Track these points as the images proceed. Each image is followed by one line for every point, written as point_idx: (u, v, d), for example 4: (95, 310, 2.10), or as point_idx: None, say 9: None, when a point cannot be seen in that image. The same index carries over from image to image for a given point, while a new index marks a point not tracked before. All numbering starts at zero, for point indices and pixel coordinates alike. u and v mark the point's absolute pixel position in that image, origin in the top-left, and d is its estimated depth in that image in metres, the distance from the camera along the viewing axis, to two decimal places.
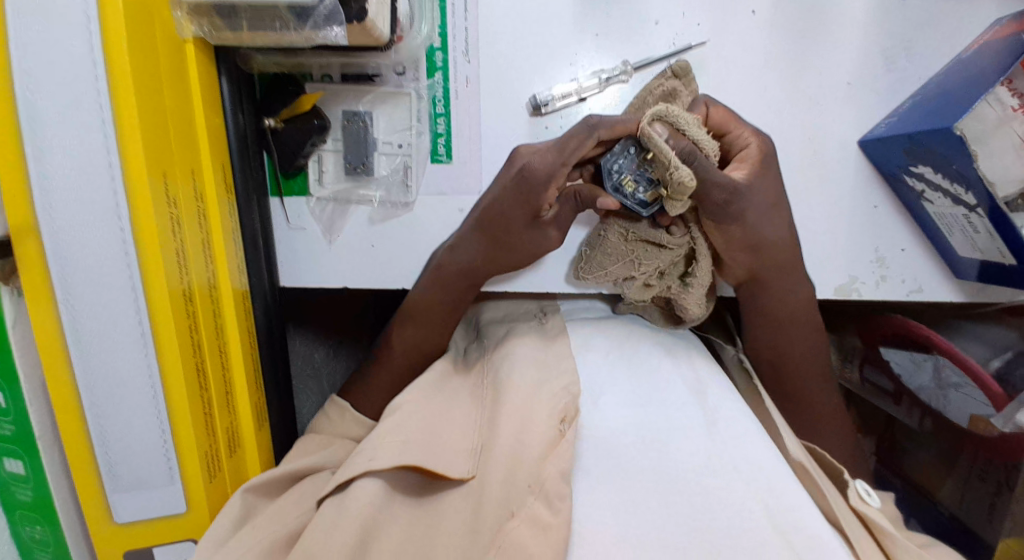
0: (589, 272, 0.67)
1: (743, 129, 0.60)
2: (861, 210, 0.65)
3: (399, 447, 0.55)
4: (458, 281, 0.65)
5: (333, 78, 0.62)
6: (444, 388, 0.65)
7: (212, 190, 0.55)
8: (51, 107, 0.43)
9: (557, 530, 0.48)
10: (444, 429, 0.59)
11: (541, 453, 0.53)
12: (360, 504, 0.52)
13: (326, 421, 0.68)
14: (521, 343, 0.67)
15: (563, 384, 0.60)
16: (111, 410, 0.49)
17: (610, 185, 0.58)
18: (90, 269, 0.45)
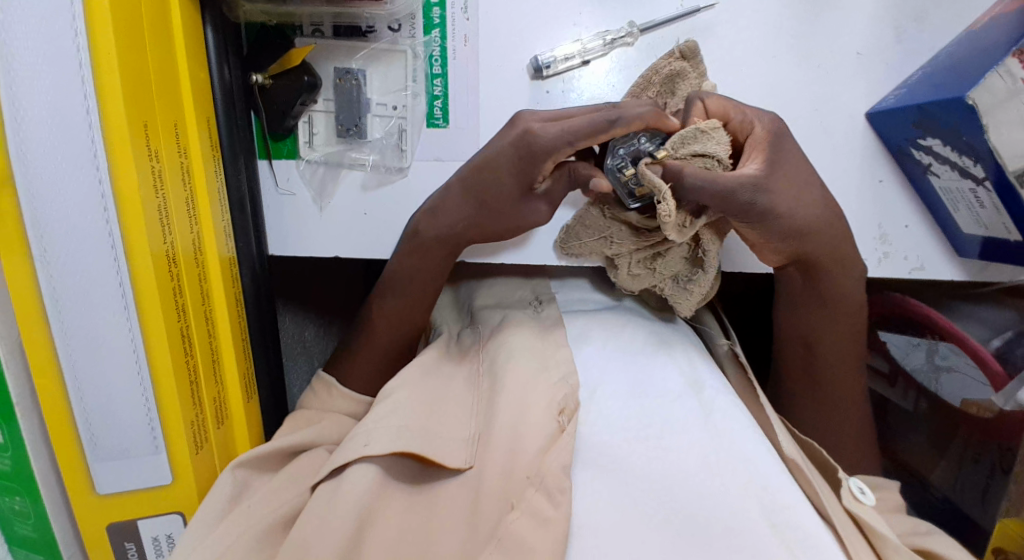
0: (570, 247, 0.67)
1: (748, 115, 0.56)
2: (866, 184, 0.64)
3: (394, 433, 0.55)
4: (437, 248, 0.62)
5: (325, 33, 0.59)
6: (437, 373, 0.65)
7: (197, 148, 0.52)
8: (22, 47, 0.40)
9: (558, 523, 0.47)
10: (442, 418, 0.58)
11: (540, 449, 0.52)
12: (356, 489, 0.52)
13: (312, 396, 0.67)
14: (517, 332, 0.66)
15: (562, 373, 0.60)
16: (93, 373, 0.47)
17: (609, 168, 0.56)
18: (69, 226, 0.43)
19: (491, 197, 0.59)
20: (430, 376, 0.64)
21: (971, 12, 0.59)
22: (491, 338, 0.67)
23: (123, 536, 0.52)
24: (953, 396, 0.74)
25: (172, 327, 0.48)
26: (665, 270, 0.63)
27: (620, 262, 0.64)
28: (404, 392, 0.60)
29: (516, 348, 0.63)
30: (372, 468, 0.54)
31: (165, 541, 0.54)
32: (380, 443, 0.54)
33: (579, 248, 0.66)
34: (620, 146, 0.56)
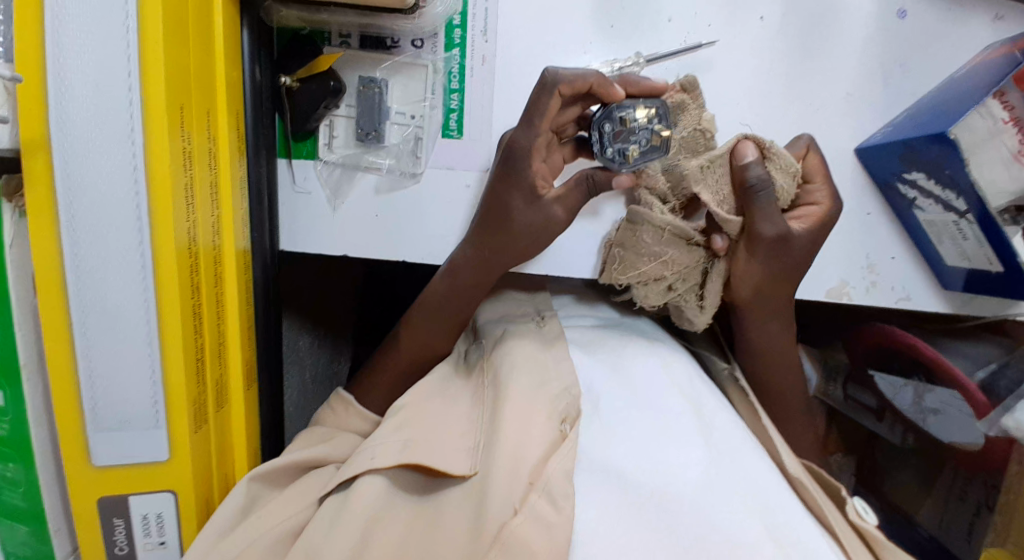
0: (622, 273, 0.66)
1: (822, 188, 0.63)
2: (856, 215, 0.67)
3: (399, 447, 0.57)
4: (470, 276, 0.66)
5: (352, 43, 0.63)
6: (447, 391, 0.66)
7: (224, 138, 0.55)
8: (76, 24, 0.43)
9: (562, 529, 0.47)
10: (444, 428, 0.59)
11: (543, 454, 0.53)
12: (366, 499, 0.53)
13: (332, 414, 0.70)
14: (519, 344, 0.66)
15: (563, 385, 0.61)
16: (103, 341, 0.48)
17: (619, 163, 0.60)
18: (99, 196, 0.45)
19: (503, 219, 0.62)
20: (441, 394, 0.65)
21: (952, 63, 0.64)
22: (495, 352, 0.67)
23: (113, 513, 0.52)
24: (942, 435, 0.75)
25: (186, 304, 0.50)
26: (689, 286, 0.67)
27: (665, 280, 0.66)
28: (412, 408, 0.62)
29: (522, 360, 0.64)
30: (378, 480, 0.55)
31: (154, 521, 0.54)
32: (386, 456, 0.56)
33: (633, 275, 0.65)
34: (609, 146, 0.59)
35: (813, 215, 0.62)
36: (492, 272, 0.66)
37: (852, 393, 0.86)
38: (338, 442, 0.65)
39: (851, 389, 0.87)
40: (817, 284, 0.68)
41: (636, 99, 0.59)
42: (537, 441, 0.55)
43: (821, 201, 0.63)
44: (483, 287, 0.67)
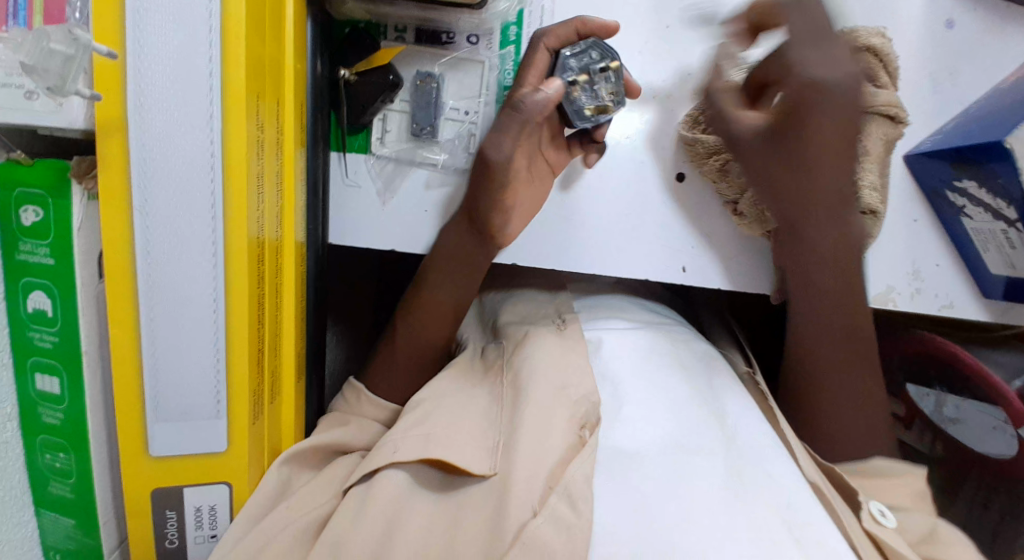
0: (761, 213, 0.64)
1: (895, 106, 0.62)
2: (902, 221, 0.67)
3: (422, 443, 0.56)
4: (457, 268, 0.65)
5: (407, 38, 0.63)
6: (466, 392, 0.64)
7: (289, 127, 0.54)
8: (157, 4, 0.42)
9: (581, 529, 0.48)
10: (462, 427, 0.58)
11: (562, 457, 0.54)
12: (388, 495, 0.54)
13: (344, 404, 0.68)
14: (541, 347, 0.66)
15: (582, 392, 0.60)
16: (169, 327, 0.47)
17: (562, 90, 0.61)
18: (174, 182, 0.45)
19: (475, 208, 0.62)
20: (460, 391, 0.64)
21: (998, 74, 0.65)
22: (518, 353, 0.66)
23: (166, 504, 0.51)
24: (970, 441, 0.77)
25: (252, 292, 0.49)
26: None
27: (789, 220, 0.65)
28: (433, 404, 0.62)
29: (541, 366, 0.62)
30: (400, 475, 0.56)
31: (207, 514, 0.53)
32: (408, 451, 0.56)
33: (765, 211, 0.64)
34: (570, 59, 0.60)
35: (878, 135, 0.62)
36: (476, 260, 0.65)
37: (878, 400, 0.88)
38: (354, 426, 0.63)
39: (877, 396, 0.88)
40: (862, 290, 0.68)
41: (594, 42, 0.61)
42: (559, 443, 0.55)
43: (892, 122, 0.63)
44: (476, 273, 0.66)
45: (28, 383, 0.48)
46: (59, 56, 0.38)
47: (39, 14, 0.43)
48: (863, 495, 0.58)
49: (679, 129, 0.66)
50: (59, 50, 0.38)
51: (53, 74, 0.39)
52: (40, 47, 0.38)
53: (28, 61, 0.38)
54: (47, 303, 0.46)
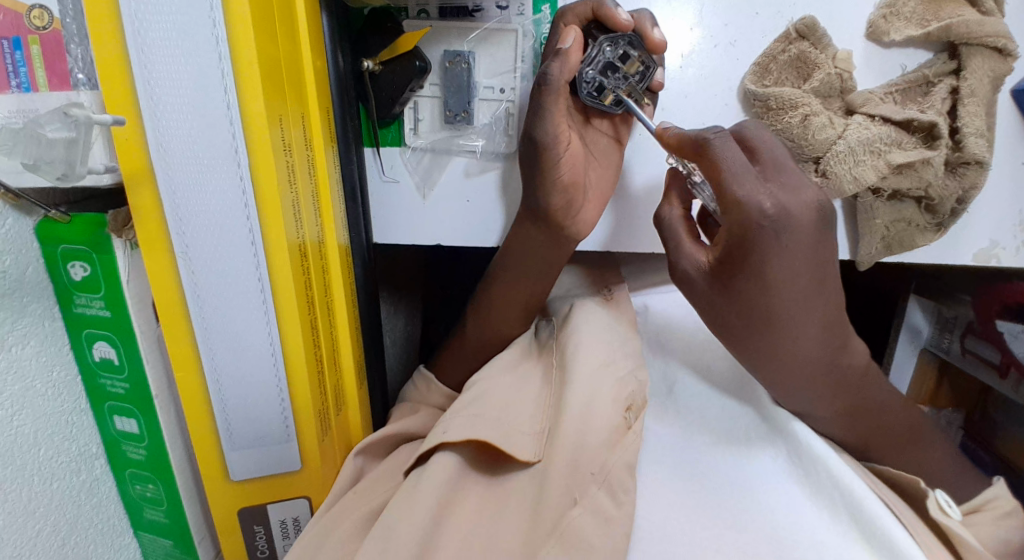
0: (841, 182, 0.55)
1: (1002, 32, 0.53)
2: (1005, 166, 0.59)
3: (470, 421, 0.54)
4: (525, 263, 0.63)
5: (431, 15, 0.57)
6: (518, 368, 0.63)
7: (319, 137, 0.51)
8: (161, 39, 0.39)
9: (622, 522, 0.48)
10: (518, 408, 0.56)
11: (608, 442, 0.53)
12: (438, 477, 0.51)
13: (415, 391, 0.69)
14: (588, 318, 0.63)
15: (629, 368, 0.59)
16: (229, 364, 0.47)
17: (590, 97, 0.56)
18: (210, 222, 0.43)
19: (535, 202, 0.58)
20: (514, 369, 0.62)
21: None
22: (564, 331, 0.63)
23: (253, 521, 0.54)
24: None
25: (303, 318, 0.48)
26: (920, 180, 0.55)
27: (883, 185, 0.56)
28: (484, 384, 0.59)
29: (588, 342, 0.60)
30: (452, 457, 0.53)
31: (291, 525, 0.55)
32: (456, 430, 0.53)
33: (853, 171, 0.54)
34: (587, 68, 0.55)
35: (979, 71, 0.54)
36: (543, 263, 0.63)
37: (971, 346, 0.81)
38: (420, 416, 0.64)
39: (969, 342, 0.81)
40: (958, 248, 0.61)
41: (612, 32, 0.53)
42: (601, 426, 0.53)
43: (1000, 55, 0.54)
44: (545, 267, 0.64)
45: (107, 422, 0.50)
46: (61, 143, 0.38)
47: (40, 68, 0.40)
48: (925, 482, 0.52)
49: (743, 82, 0.57)
50: (60, 135, 0.38)
51: (58, 163, 0.38)
52: (38, 136, 0.38)
53: (28, 159, 0.38)
54: (113, 352, 0.47)
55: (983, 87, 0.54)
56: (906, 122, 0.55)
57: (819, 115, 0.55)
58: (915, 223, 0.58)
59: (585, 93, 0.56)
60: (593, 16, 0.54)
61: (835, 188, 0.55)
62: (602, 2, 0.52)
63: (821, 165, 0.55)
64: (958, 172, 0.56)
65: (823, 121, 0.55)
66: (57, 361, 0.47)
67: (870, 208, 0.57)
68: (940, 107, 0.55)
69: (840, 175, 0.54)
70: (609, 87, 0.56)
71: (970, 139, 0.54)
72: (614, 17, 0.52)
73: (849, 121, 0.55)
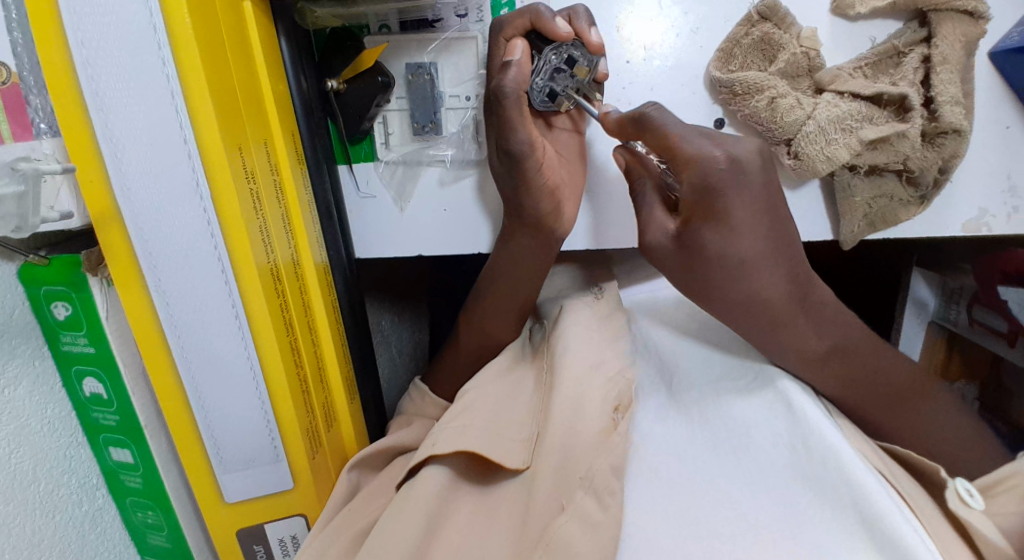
0: (812, 163, 0.54)
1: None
2: (989, 128, 0.57)
3: (460, 432, 0.54)
4: (508, 271, 0.63)
5: (393, 29, 0.57)
6: (510, 375, 0.63)
7: (285, 161, 0.52)
8: (112, 82, 0.39)
9: (609, 528, 0.47)
10: (508, 418, 0.57)
11: (596, 444, 0.51)
12: (428, 490, 0.52)
13: (410, 402, 0.70)
14: (577, 322, 0.63)
15: (618, 367, 0.58)
16: (212, 390, 0.48)
17: (545, 105, 0.57)
18: (179, 254, 0.44)
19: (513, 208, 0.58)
20: (504, 377, 0.63)
21: None
22: (553, 335, 0.63)
23: (252, 539, 0.55)
24: None
25: (281, 340, 0.49)
26: (897, 154, 0.54)
27: (859, 162, 0.54)
28: (476, 394, 0.59)
29: (574, 345, 0.60)
30: (440, 470, 0.54)
31: (290, 541, 0.56)
32: (446, 443, 0.54)
33: (826, 151, 0.53)
34: (536, 78, 0.55)
35: (950, 38, 0.52)
36: (528, 271, 0.63)
37: (977, 316, 0.78)
38: (416, 427, 0.64)
39: (976, 312, 0.79)
40: (948, 217, 0.59)
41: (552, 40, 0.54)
42: (588, 433, 0.52)
43: (971, 19, 0.53)
44: (531, 274, 0.63)
45: (105, 454, 0.52)
46: (10, 198, 0.39)
47: (3, 121, 0.41)
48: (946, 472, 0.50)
49: (708, 69, 0.56)
50: (9, 191, 0.39)
51: (12, 215, 0.39)
52: None
53: None
54: (101, 387, 0.48)
55: (957, 53, 0.52)
56: (876, 96, 0.53)
57: (786, 97, 0.54)
58: (897, 197, 0.57)
59: (539, 101, 0.57)
60: (532, 25, 0.54)
61: (808, 169, 0.54)
62: (539, 12, 0.53)
63: (792, 147, 0.54)
64: (936, 142, 0.54)
65: (791, 102, 0.54)
66: (50, 399, 0.48)
67: (848, 186, 0.56)
68: (911, 78, 0.53)
69: (812, 155, 0.53)
70: (561, 91, 0.56)
71: (944, 107, 0.53)
72: (555, 29, 0.52)
73: (817, 100, 0.54)
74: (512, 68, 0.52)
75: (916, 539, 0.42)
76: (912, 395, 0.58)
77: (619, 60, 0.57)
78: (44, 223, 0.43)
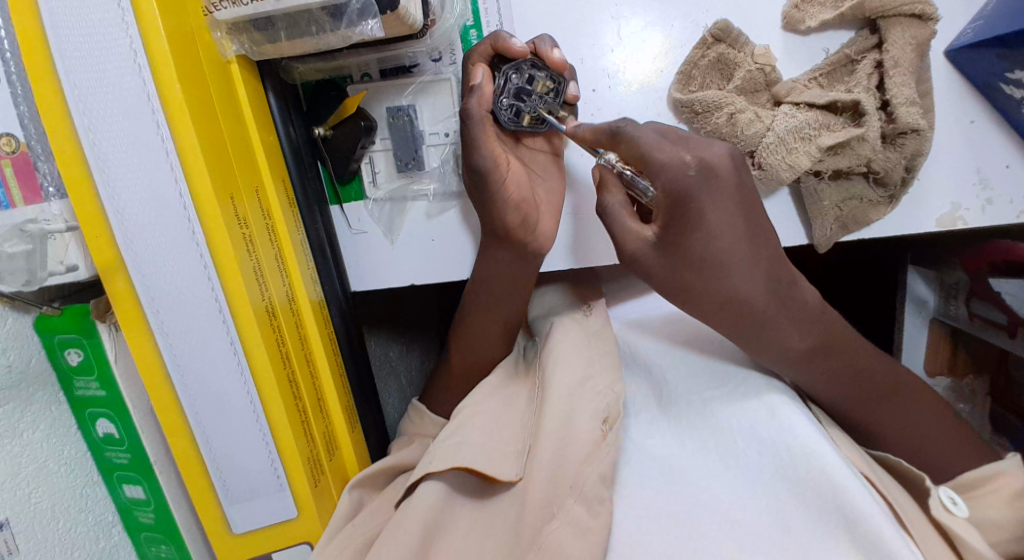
0: (773, 172, 0.56)
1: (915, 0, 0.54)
2: (953, 126, 0.59)
3: (455, 449, 0.56)
4: (495, 294, 0.65)
5: (374, 77, 0.61)
6: (505, 391, 0.65)
7: (276, 206, 0.56)
8: (113, 145, 0.43)
9: (597, 533, 0.50)
10: (501, 433, 0.58)
11: (585, 453, 0.54)
12: (424, 506, 0.53)
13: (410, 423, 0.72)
14: (563, 334, 0.64)
15: (606, 381, 0.59)
16: (217, 424, 0.51)
17: (513, 123, 0.59)
18: (179, 298, 0.48)
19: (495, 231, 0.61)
20: (500, 393, 0.64)
21: None
22: (545, 349, 0.63)
23: None
24: None
25: (279, 374, 0.52)
26: (858, 158, 0.56)
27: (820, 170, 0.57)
28: (470, 410, 0.61)
29: (561, 357, 0.61)
30: (438, 485, 0.55)
31: None
32: (440, 461, 0.55)
33: (785, 160, 0.55)
34: (502, 97, 0.58)
35: (898, 42, 0.54)
36: (517, 291, 0.65)
37: (977, 310, 0.77)
38: (416, 446, 0.66)
39: (975, 306, 0.78)
40: (922, 214, 0.60)
41: (512, 61, 0.57)
42: (580, 442, 0.55)
43: (922, 22, 0.55)
44: (519, 290, 0.65)
45: (119, 492, 0.55)
46: (20, 255, 0.45)
47: (14, 185, 0.45)
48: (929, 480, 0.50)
49: (670, 91, 0.59)
50: (19, 249, 0.45)
51: (22, 270, 0.45)
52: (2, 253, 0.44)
53: None
54: (113, 428, 0.52)
55: (910, 57, 0.55)
56: (833, 103, 0.56)
57: (745, 111, 0.57)
58: (867, 198, 0.58)
59: (508, 118, 0.59)
60: (493, 51, 0.57)
61: (773, 178, 0.56)
62: (498, 37, 0.56)
63: (756, 158, 0.57)
64: (897, 143, 0.56)
65: (750, 116, 0.57)
66: (66, 441, 0.51)
67: (815, 192, 0.58)
68: (866, 84, 0.56)
69: (775, 165, 0.56)
70: (527, 109, 0.59)
71: (900, 109, 0.54)
72: (511, 47, 0.55)
73: (776, 112, 0.57)
74: (479, 90, 0.55)
75: (897, 539, 0.43)
76: (899, 395, 0.56)
77: (589, 88, 0.61)
78: (51, 276, 0.47)
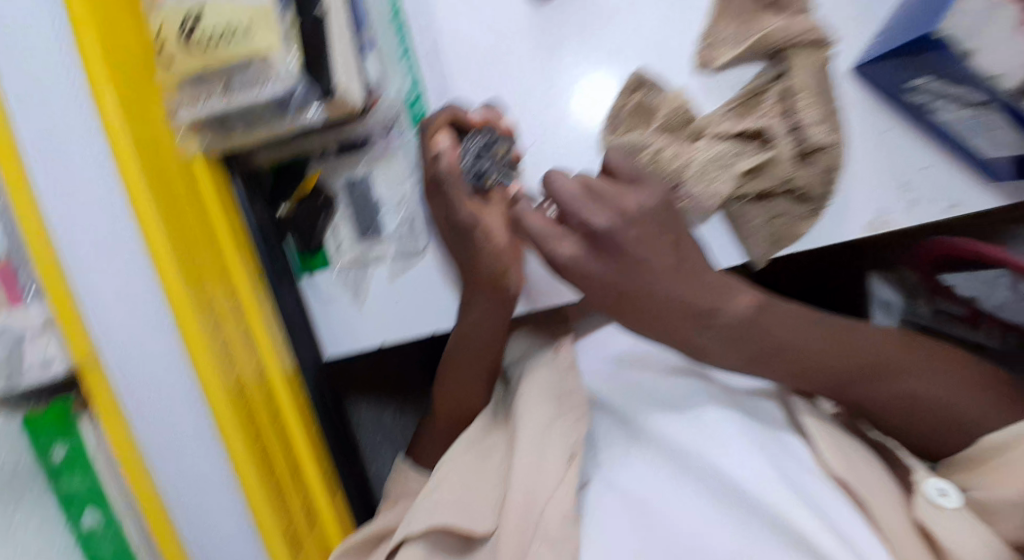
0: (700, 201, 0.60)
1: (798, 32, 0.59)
2: (868, 136, 0.61)
3: (431, 508, 0.58)
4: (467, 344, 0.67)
5: (330, 154, 0.65)
6: (482, 444, 0.64)
7: (246, 288, 0.60)
8: (87, 248, 0.49)
9: None
10: (476, 482, 0.60)
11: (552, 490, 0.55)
12: None
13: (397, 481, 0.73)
14: (532, 382, 0.65)
15: (575, 416, 0.60)
16: (195, 499, 0.55)
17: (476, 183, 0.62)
18: (153, 379, 0.52)
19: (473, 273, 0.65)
20: (478, 443, 0.64)
21: None
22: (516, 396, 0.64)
23: None
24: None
25: (252, 448, 0.55)
26: (775, 180, 0.61)
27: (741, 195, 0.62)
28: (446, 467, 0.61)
29: (527, 402, 0.62)
30: (416, 549, 0.57)
31: None
32: (418, 523, 0.57)
33: (710, 188, 0.60)
34: (465, 160, 0.61)
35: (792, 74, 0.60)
36: (485, 340, 0.67)
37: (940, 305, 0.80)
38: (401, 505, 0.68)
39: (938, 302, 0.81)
40: (854, 222, 0.62)
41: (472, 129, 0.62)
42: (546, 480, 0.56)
43: (812, 51, 0.60)
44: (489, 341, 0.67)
45: None
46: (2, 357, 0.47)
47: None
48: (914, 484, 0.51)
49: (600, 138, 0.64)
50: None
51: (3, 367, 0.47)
52: None
53: None
54: (94, 520, 0.53)
55: (808, 83, 0.59)
56: (745, 133, 0.61)
57: (668, 149, 0.62)
58: (794, 213, 0.62)
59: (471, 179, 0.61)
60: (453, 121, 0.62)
61: (699, 206, 0.60)
62: (457, 112, 0.61)
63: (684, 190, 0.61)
64: (809, 161, 0.61)
65: (672, 153, 0.62)
66: None
67: (741, 214, 0.62)
68: (772, 113, 0.61)
69: (700, 194, 0.60)
70: (489, 171, 0.62)
71: (811, 130, 0.59)
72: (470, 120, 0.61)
73: (696, 146, 0.61)
74: (443, 156, 0.59)
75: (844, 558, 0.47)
76: (886, 373, 0.54)
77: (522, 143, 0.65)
78: (30, 375, 0.48)
